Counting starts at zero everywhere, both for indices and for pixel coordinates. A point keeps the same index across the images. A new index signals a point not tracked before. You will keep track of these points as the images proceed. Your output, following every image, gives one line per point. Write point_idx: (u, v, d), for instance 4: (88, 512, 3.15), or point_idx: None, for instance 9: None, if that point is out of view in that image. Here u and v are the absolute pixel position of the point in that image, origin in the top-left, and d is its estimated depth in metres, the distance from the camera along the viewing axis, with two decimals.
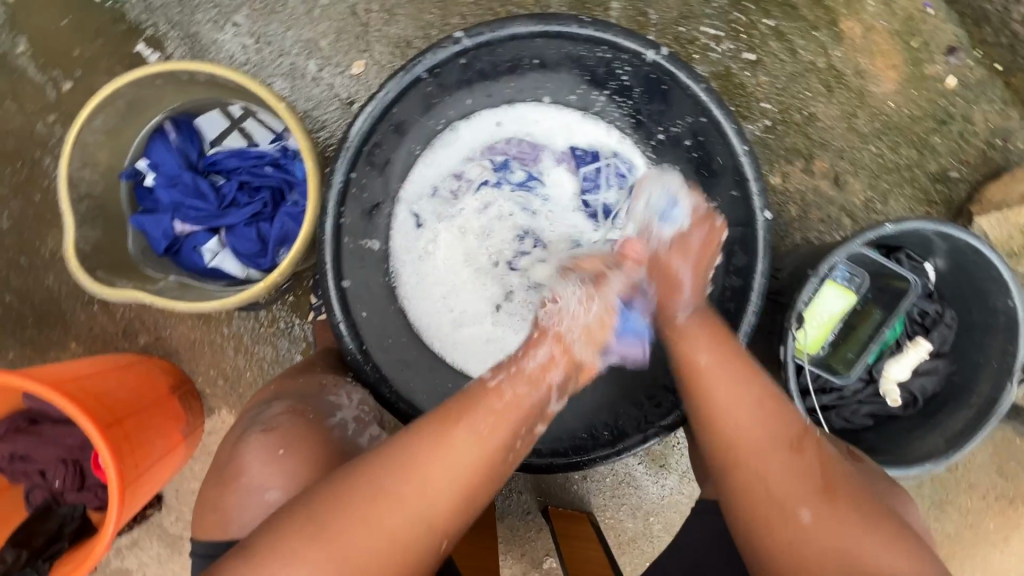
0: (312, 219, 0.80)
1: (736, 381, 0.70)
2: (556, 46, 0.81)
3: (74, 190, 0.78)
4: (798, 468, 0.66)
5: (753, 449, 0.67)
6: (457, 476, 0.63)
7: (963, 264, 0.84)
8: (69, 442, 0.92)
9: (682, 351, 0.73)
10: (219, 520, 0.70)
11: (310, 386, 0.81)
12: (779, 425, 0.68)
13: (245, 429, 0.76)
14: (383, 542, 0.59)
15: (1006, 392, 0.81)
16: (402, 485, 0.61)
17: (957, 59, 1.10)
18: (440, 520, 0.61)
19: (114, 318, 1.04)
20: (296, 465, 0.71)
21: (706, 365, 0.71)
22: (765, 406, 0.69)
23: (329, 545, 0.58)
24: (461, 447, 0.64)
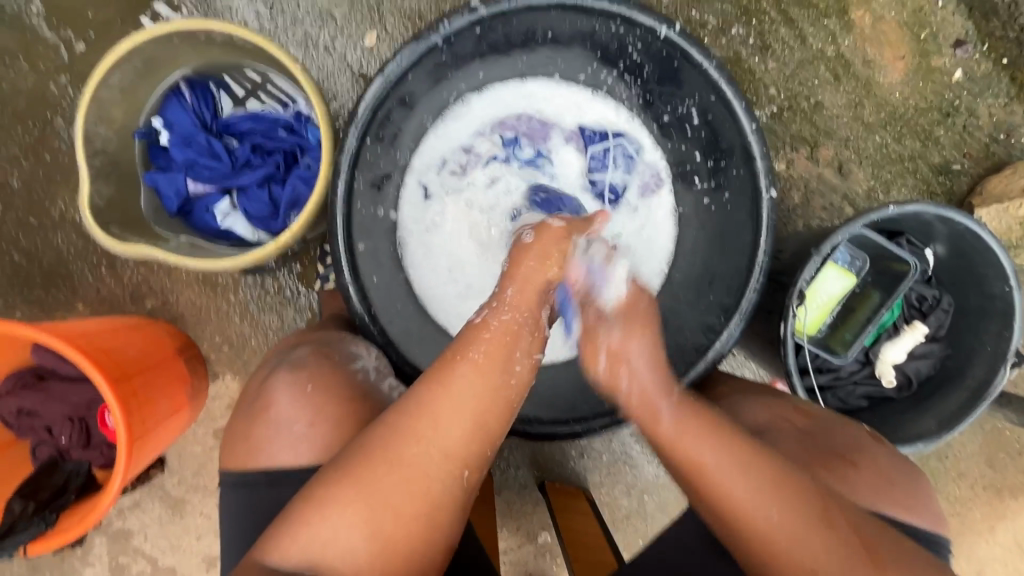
0: (324, 182, 0.81)
1: (736, 455, 0.63)
2: (570, 20, 0.83)
3: (89, 145, 0.79)
4: (788, 505, 0.61)
5: (786, 536, 0.60)
6: (467, 410, 0.63)
7: (962, 249, 0.85)
8: (74, 400, 0.93)
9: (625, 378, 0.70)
10: (248, 449, 0.72)
11: (331, 336, 0.83)
12: (775, 491, 0.61)
13: (275, 367, 0.77)
14: (410, 481, 0.61)
15: (999, 376, 0.82)
16: (417, 427, 0.62)
17: (964, 53, 1.11)
18: (457, 452, 0.62)
19: (121, 281, 1.05)
20: (323, 399, 0.73)
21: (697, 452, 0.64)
22: (768, 473, 0.62)
23: (358, 490, 0.60)
24: (463, 385, 0.63)
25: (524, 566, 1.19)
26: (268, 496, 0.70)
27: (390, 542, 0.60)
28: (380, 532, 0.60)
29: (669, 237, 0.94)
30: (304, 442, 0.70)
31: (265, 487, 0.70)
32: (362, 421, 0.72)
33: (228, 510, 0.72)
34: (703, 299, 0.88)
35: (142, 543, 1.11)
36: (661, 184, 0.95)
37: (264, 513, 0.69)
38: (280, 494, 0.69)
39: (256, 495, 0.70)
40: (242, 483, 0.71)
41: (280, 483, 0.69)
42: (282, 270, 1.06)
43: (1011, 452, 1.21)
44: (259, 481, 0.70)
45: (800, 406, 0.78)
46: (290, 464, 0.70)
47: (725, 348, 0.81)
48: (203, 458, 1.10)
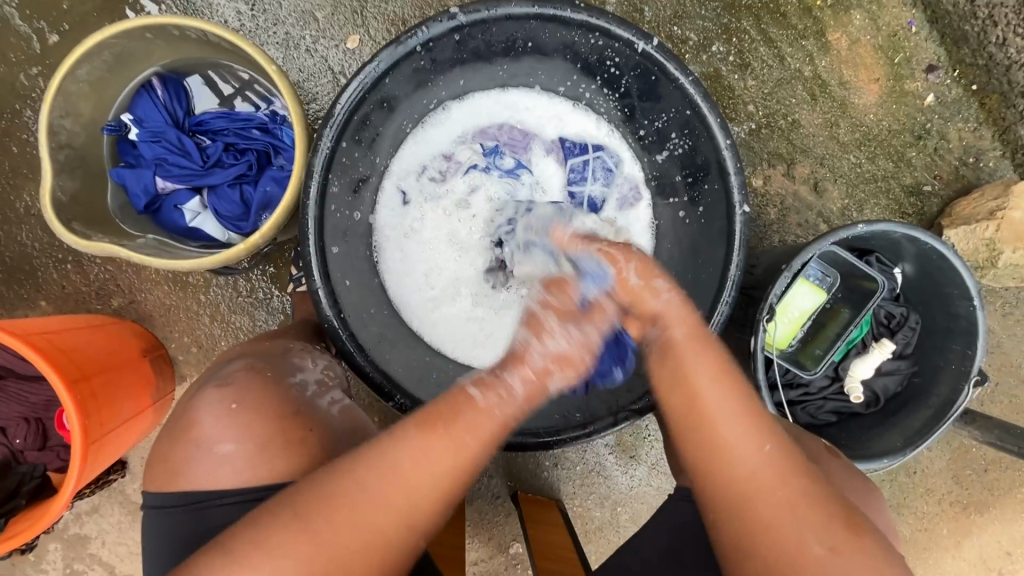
0: (297, 184, 0.79)
1: (770, 449, 0.60)
2: (550, 31, 0.82)
3: (53, 139, 0.77)
4: (817, 502, 0.58)
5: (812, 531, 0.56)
6: (439, 479, 0.60)
7: (929, 269, 0.87)
8: (31, 399, 0.90)
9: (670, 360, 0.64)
10: (171, 471, 0.69)
11: (274, 348, 0.81)
12: (815, 505, 0.58)
13: (203, 383, 0.75)
14: (359, 539, 0.58)
15: (962, 395, 0.84)
16: (387, 488, 0.59)
17: (936, 78, 1.14)
18: (420, 519, 0.60)
19: (87, 278, 1.02)
20: (249, 417, 0.70)
21: (735, 439, 0.60)
22: (797, 473, 0.59)
23: (314, 539, 0.57)
24: (444, 453, 0.60)
25: None
26: (185, 521, 0.67)
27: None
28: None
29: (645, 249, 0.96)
30: (225, 465, 0.68)
31: (182, 513, 0.67)
32: (289, 440, 0.70)
33: (149, 534, 0.69)
34: None
35: (100, 550, 1.07)
36: (639, 198, 0.97)
37: (180, 538, 0.66)
38: (198, 517, 0.66)
39: (173, 519, 0.67)
40: (162, 507, 0.68)
41: (202, 507, 0.67)
42: (254, 270, 1.04)
43: (976, 469, 1.23)
44: (176, 506, 0.67)
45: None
46: (211, 487, 0.67)
47: None
48: None
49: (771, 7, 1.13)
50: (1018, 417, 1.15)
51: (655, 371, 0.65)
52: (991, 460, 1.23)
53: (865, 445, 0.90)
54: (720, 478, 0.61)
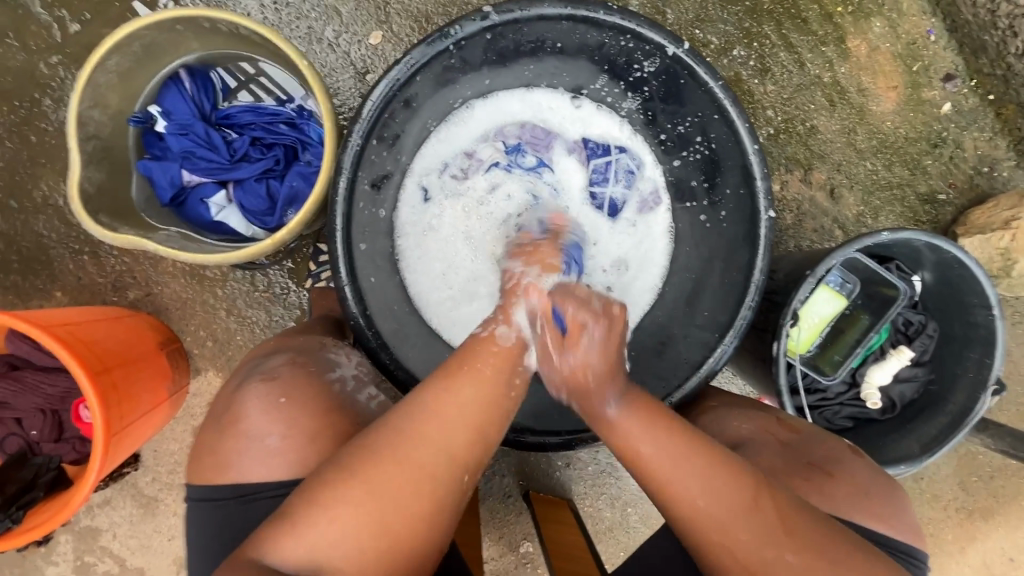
0: (324, 180, 0.79)
1: (679, 458, 0.62)
2: (581, 32, 0.82)
3: (81, 130, 0.76)
4: (762, 528, 0.59)
5: (724, 524, 0.60)
6: (469, 415, 0.62)
7: (949, 277, 0.87)
8: (48, 391, 0.90)
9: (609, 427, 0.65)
10: (217, 464, 0.69)
11: (311, 343, 0.81)
12: (762, 526, 0.59)
13: (245, 378, 0.74)
14: (411, 478, 0.59)
15: (979, 403, 0.85)
16: (425, 431, 0.60)
17: (953, 87, 1.15)
18: (463, 454, 0.61)
19: (104, 270, 1.02)
20: (296, 412, 0.70)
21: (643, 453, 0.63)
22: (712, 473, 0.61)
23: (365, 488, 0.58)
24: (471, 396, 0.63)
25: None
26: (238, 513, 0.67)
27: (393, 533, 0.58)
28: (385, 527, 0.58)
29: (664, 253, 0.96)
30: (275, 456, 0.68)
31: (235, 505, 0.67)
32: (337, 434, 0.70)
33: (197, 526, 0.70)
34: (696, 314, 0.88)
35: (111, 542, 1.07)
36: (659, 202, 0.96)
37: (233, 529, 0.67)
38: (250, 510, 0.66)
39: (223, 511, 0.68)
40: (213, 499, 0.68)
41: (252, 500, 0.67)
42: (273, 266, 1.04)
43: (983, 476, 1.24)
44: (228, 497, 0.68)
45: (783, 419, 0.78)
46: (263, 478, 0.67)
47: (717, 365, 0.80)
48: (180, 456, 1.06)
49: (792, 13, 1.13)
50: None
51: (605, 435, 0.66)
52: (997, 467, 1.24)
53: (880, 450, 0.91)
54: (679, 521, 0.62)
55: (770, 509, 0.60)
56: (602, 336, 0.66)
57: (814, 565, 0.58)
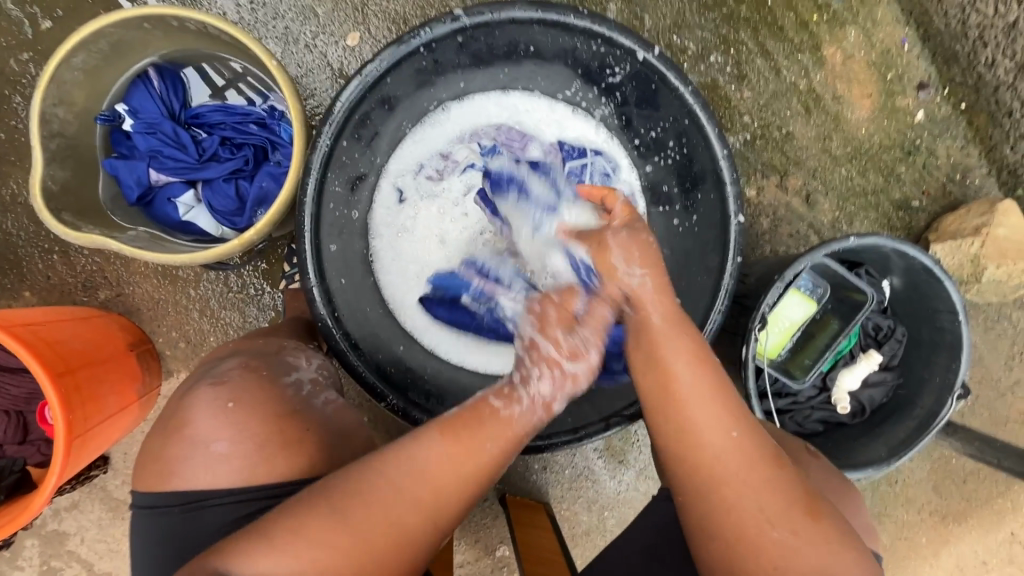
0: (294, 180, 0.78)
1: (709, 394, 0.60)
2: (553, 35, 0.83)
3: (45, 127, 0.75)
4: (777, 485, 0.57)
5: (739, 468, 0.58)
6: (462, 479, 0.61)
7: (916, 282, 0.88)
8: (13, 392, 0.89)
9: (657, 357, 0.63)
10: (161, 470, 0.68)
11: (269, 346, 0.80)
12: (778, 486, 0.57)
13: (196, 382, 0.73)
14: (389, 533, 0.59)
15: (946, 407, 0.85)
16: (408, 488, 0.60)
17: (926, 95, 1.16)
18: (440, 521, 0.61)
19: (74, 269, 1.01)
20: (244, 417, 0.69)
21: (685, 382, 0.61)
22: (742, 416, 0.60)
23: (342, 529, 0.58)
24: (465, 461, 0.61)
25: None
26: (182, 522, 0.66)
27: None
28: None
29: None
30: (222, 464, 0.67)
31: (178, 513, 0.66)
32: (283, 441, 0.69)
33: (142, 534, 0.68)
34: None
35: (78, 547, 1.05)
36: (636, 205, 0.96)
37: (177, 538, 0.66)
38: (194, 517, 0.66)
39: (168, 519, 0.66)
40: (157, 507, 0.67)
41: (196, 507, 0.66)
42: (245, 267, 1.03)
43: (956, 480, 1.25)
44: (172, 505, 0.66)
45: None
46: (207, 486, 0.66)
47: None
48: None
49: (768, 20, 1.15)
50: (996, 429, 1.17)
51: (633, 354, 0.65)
52: (970, 471, 1.25)
53: (850, 454, 0.92)
54: (688, 464, 0.60)
55: (787, 474, 0.58)
56: (627, 233, 0.69)
57: (808, 548, 0.55)
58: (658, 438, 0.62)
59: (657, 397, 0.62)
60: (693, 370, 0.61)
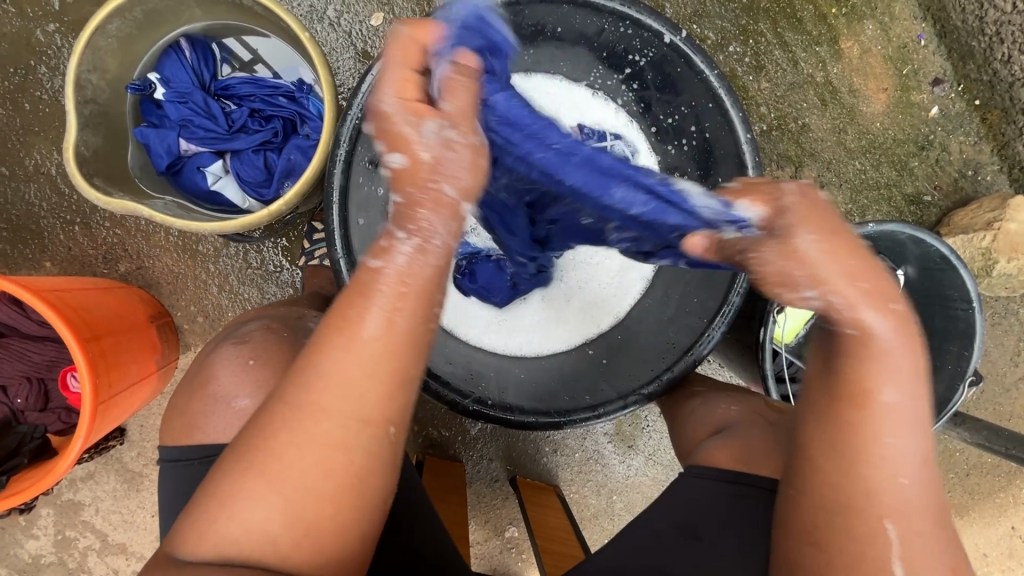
0: (323, 153, 0.79)
1: (916, 425, 0.51)
2: (582, 16, 0.84)
3: (79, 92, 0.76)
4: (946, 538, 0.51)
5: (918, 517, 0.51)
6: (377, 376, 0.50)
7: (930, 271, 0.90)
8: (34, 359, 0.89)
9: (869, 378, 0.50)
10: (187, 425, 0.69)
11: (290, 312, 0.80)
12: (947, 541, 0.51)
13: (220, 342, 0.75)
14: (325, 461, 0.50)
15: (957, 394, 0.88)
16: (316, 399, 0.49)
17: (941, 91, 1.17)
18: (375, 415, 0.50)
19: (95, 241, 1.01)
20: (264, 374, 0.70)
21: (890, 402, 0.50)
22: (926, 462, 0.51)
23: (270, 476, 0.50)
24: (370, 348, 0.49)
25: (489, 560, 1.18)
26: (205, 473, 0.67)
27: (315, 522, 0.50)
28: (300, 518, 0.50)
29: None
30: (242, 419, 0.68)
31: (199, 465, 0.67)
32: None
33: (167, 489, 0.69)
34: (686, 300, 0.88)
35: (93, 517, 1.06)
36: None
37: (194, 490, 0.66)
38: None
39: (190, 471, 0.67)
40: (181, 460, 0.68)
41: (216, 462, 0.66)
42: (267, 243, 1.04)
43: (959, 473, 1.27)
44: (195, 458, 0.67)
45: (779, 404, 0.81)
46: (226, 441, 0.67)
47: (703, 352, 0.81)
48: None
49: (788, 12, 1.16)
50: (1002, 423, 1.19)
51: (840, 367, 0.51)
52: (973, 464, 1.26)
53: None
54: (853, 494, 0.51)
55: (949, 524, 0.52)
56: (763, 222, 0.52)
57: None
58: (822, 468, 0.52)
59: (846, 405, 0.51)
60: (910, 388, 0.50)
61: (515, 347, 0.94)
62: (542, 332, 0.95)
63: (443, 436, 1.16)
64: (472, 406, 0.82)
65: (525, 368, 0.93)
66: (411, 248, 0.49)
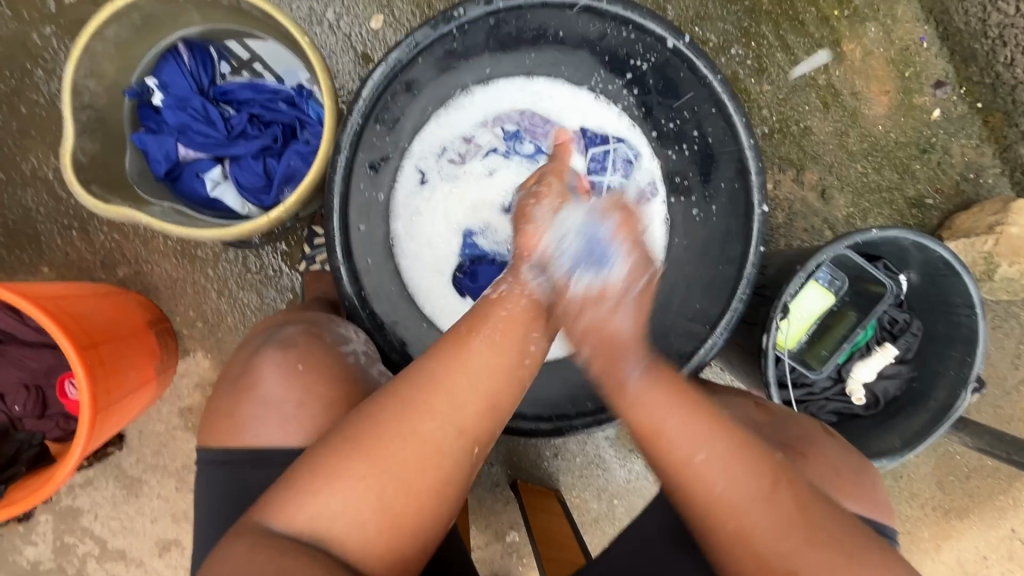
0: (323, 159, 0.78)
1: (655, 416, 0.63)
2: (585, 21, 0.83)
3: (76, 99, 0.75)
4: (777, 509, 0.59)
5: (736, 506, 0.60)
6: (479, 387, 0.61)
7: (933, 277, 0.90)
8: (32, 366, 0.88)
9: (613, 379, 0.67)
10: (233, 427, 0.69)
11: (320, 317, 0.81)
12: (784, 514, 0.59)
13: (262, 343, 0.74)
14: (422, 454, 0.58)
15: (960, 400, 0.87)
16: (429, 398, 0.59)
17: (943, 93, 1.16)
18: (471, 427, 0.60)
19: (93, 246, 1.00)
20: (316, 380, 0.71)
21: (627, 387, 0.65)
22: (745, 448, 0.62)
23: (373, 460, 0.57)
24: (478, 359, 0.62)
25: (490, 565, 1.18)
26: (251, 477, 0.67)
27: (401, 509, 0.57)
28: (390, 506, 0.56)
29: (661, 241, 0.96)
30: (292, 423, 0.68)
31: (251, 466, 0.67)
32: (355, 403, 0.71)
33: (207, 491, 0.69)
34: (688, 306, 0.88)
35: (92, 523, 1.05)
36: (655, 193, 0.96)
37: (254, 491, 0.66)
38: (267, 473, 0.67)
39: (240, 474, 0.67)
40: (225, 461, 0.68)
41: (269, 464, 0.67)
42: (266, 247, 1.03)
43: (959, 476, 1.27)
44: (242, 460, 0.67)
45: (761, 403, 0.78)
46: (275, 445, 0.67)
47: (706, 357, 0.81)
48: (164, 437, 1.05)
49: (790, 14, 1.15)
50: (1002, 426, 1.19)
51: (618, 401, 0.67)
52: (973, 467, 1.26)
53: (864, 444, 0.94)
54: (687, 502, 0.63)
55: (786, 496, 0.59)
56: None
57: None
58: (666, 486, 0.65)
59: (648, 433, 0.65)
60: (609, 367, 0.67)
61: None
62: None
63: None
64: None
65: None
66: (514, 283, 0.70)
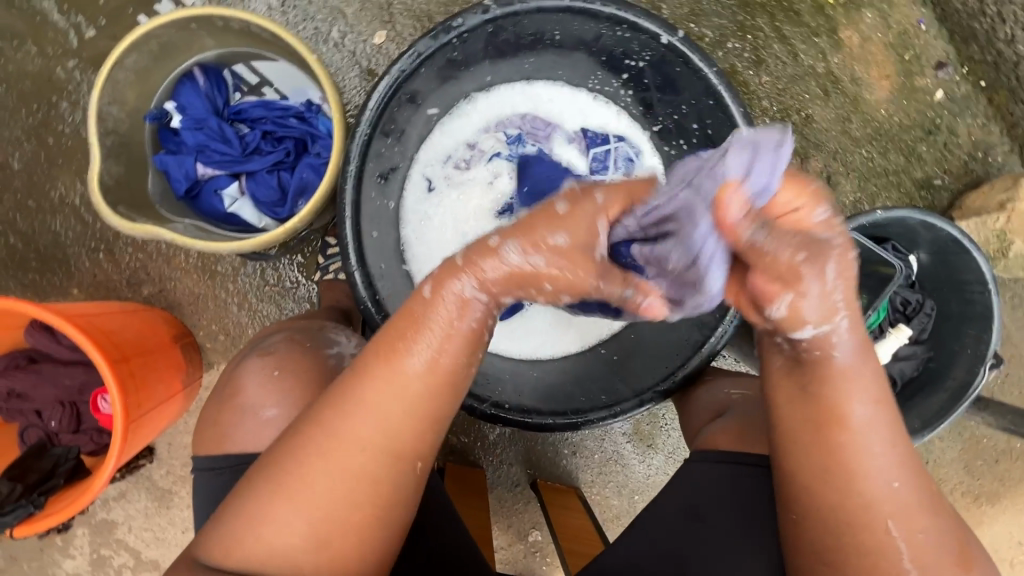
0: (334, 169, 0.82)
1: (870, 431, 0.54)
2: (580, 23, 0.85)
3: (100, 125, 0.80)
4: (934, 538, 0.54)
5: (899, 517, 0.54)
6: (405, 405, 0.56)
7: (943, 256, 0.91)
8: (66, 383, 0.92)
9: (836, 395, 0.54)
10: (219, 435, 0.71)
11: (312, 324, 0.82)
12: (941, 548, 0.54)
13: (245, 354, 0.77)
14: (352, 485, 0.55)
15: (979, 377, 0.87)
16: (355, 427, 0.55)
17: (945, 74, 1.16)
18: (405, 448, 0.56)
19: (119, 267, 1.05)
20: (290, 384, 0.72)
21: (855, 417, 0.54)
22: (914, 468, 0.55)
23: (305, 495, 0.54)
24: (410, 382, 0.56)
25: (514, 565, 1.19)
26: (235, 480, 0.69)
27: (334, 537, 0.55)
28: (325, 539, 0.55)
29: None
30: (269, 427, 0.70)
31: (231, 472, 0.69)
32: None
33: (200, 497, 0.71)
34: None
35: (126, 534, 1.09)
36: None
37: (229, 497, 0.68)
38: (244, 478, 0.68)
39: (222, 479, 0.69)
40: (210, 467, 0.70)
41: (242, 469, 0.69)
42: (284, 260, 1.06)
43: (987, 459, 1.24)
44: (225, 466, 0.69)
45: None
46: (254, 449, 0.69)
47: (715, 347, 0.82)
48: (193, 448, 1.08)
49: (785, 5, 1.16)
50: None
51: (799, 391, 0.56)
52: (1002, 451, 1.24)
53: None
54: (834, 509, 0.55)
55: (945, 523, 0.55)
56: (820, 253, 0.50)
57: None
58: (808, 494, 0.56)
59: (817, 416, 0.55)
60: (873, 404, 0.54)
61: (530, 350, 0.95)
62: (553, 337, 0.96)
63: (463, 443, 1.18)
64: (489, 410, 0.84)
65: (542, 370, 0.94)
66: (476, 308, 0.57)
